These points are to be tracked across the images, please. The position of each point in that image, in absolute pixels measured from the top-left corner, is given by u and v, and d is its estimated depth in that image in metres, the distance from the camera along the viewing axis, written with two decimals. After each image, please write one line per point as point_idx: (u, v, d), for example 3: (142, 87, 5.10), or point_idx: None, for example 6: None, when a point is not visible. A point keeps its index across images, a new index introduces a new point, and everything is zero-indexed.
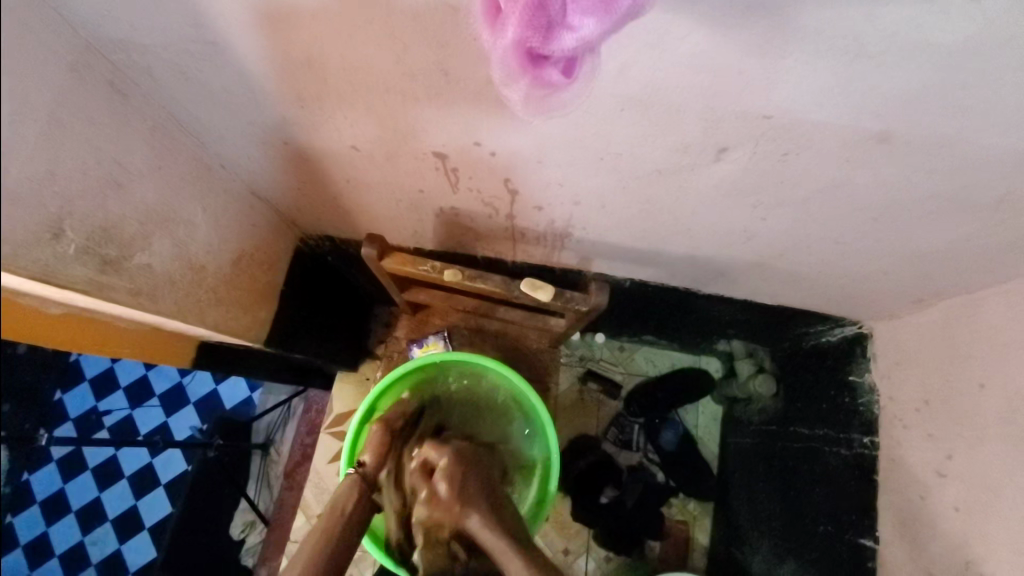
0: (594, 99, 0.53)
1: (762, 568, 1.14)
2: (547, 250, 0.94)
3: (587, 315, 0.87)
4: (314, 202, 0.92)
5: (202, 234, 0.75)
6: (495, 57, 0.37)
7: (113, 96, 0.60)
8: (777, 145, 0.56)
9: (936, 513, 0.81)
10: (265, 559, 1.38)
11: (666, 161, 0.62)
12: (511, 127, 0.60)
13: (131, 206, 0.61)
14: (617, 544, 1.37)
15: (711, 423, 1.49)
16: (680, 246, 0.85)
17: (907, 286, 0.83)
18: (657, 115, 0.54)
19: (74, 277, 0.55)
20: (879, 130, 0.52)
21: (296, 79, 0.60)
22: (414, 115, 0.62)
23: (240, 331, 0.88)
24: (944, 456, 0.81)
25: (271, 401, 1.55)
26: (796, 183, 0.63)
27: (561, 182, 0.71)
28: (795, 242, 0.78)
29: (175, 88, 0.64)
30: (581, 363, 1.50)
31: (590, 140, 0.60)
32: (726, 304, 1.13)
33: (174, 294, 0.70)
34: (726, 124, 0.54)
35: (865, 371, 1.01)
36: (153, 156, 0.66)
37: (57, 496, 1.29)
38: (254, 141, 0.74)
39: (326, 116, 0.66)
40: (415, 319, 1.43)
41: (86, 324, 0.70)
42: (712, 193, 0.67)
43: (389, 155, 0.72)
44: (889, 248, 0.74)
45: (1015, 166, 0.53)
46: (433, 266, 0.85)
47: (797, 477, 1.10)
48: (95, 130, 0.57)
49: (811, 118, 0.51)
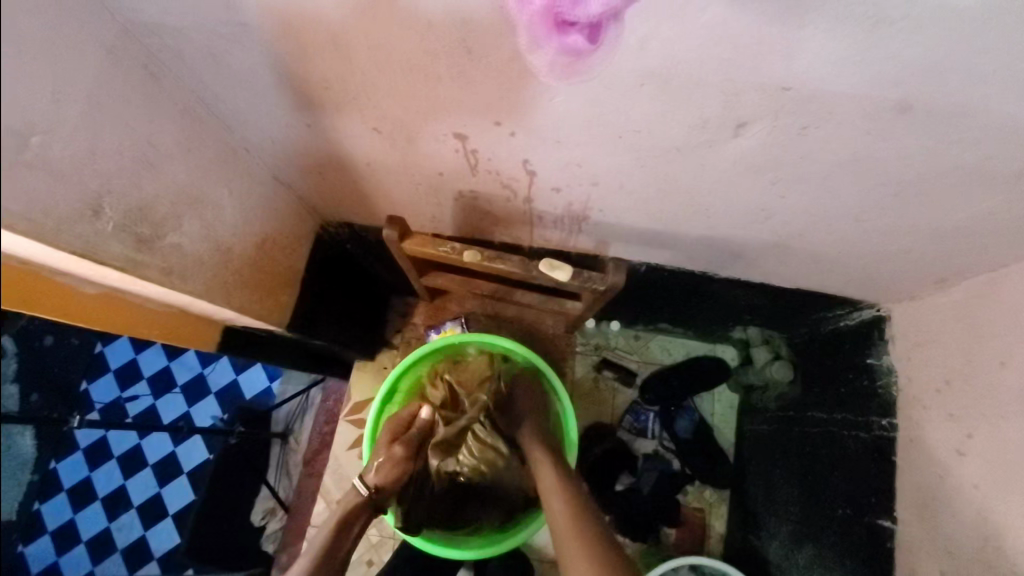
0: (613, 75, 0.54)
1: (780, 553, 1.17)
2: (564, 234, 0.95)
3: (604, 295, 0.88)
4: (334, 187, 0.94)
5: (228, 217, 0.77)
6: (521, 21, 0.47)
7: (146, 79, 0.62)
8: (795, 118, 0.56)
9: (953, 491, 0.81)
10: (284, 544, 1.42)
11: (685, 137, 0.62)
12: (531, 105, 0.61)
13: (163, 187, 0.63)
14: (633, 530, 1.39)
15: (727, 411, 1.51)
16: (696, 228, 0.85)
17: (930, 265, 0.83)
18: (676, 89, 0.55)
19: (113, 255, 0.57)
20: (899, 99, 0.52)
21: (321, 60, 0.61)
22: (436, 95, 0.63)
23: (264, 315, 0.90)
24: (964, 435, 0.81)
25: (291, 389, 1.61)
26: (816, 158, 0.63)
27: (579, 163, 0.72)
28: (814, 221, 0.78)
29: (204, 69, 0.66)
30: (596, 352, 1.52)
31: (609, 117, 0.61)
32: (744, 288, 1.13)
33: (203, 274, 0.72)
34: (746, 97, 0.54)
35: (883, 354, 1.01)
36: (183, 138, 0.68)
37: (84, 483, 1.36)
38: (279, 124, 0.76)
39: (350, 98, 0.67)
40: (433, 307, 1.45)
41: (121, 306, 0.72)
42: (730, 169, 0.67)
43: (409, 138, 0.74)
44: (909, 225, 0.74)
45: None
46: (453, 248, 0.86)
47: (815, 461, 1.11)
48: (132, 113, 0.59)
49: (830, 88, 0.51)
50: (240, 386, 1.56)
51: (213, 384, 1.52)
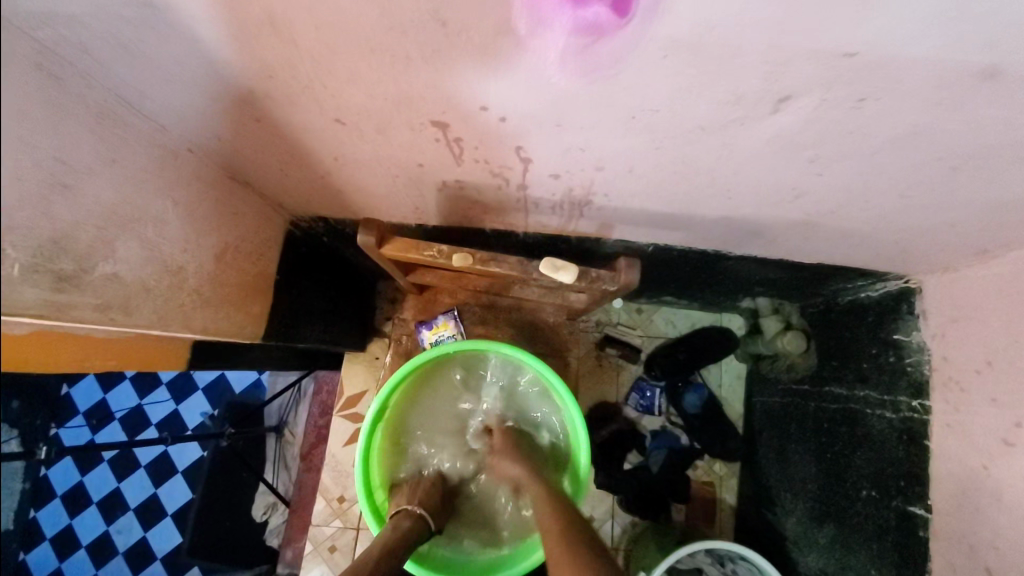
0: (628, 45, 0.42)
1: (797, 530, 1.18)
2: (564, 220, 0.85)
3: (615, 292, 0.79)
4: (299, 181, 0.82)
5: (176, 231, 0.66)
6: (519, 6, 0.40)
7: (46, 82, 0.50)
8: (856, 89, 0.46)
9: (1001, 484, 0.75)
10: (290, 538, 1.40)
11: (715, 115, 0.52)
12: (522, 88, 0.50)
13: (85, 211, 0.52)
14: (643, 507, 1.37)
15: (734, 381, 1.45)
16: (714, 209, 0.75)
17: (977, 239, 0.74)
18: (708, 61, 0.44)
19: (24, 302, 0.47)
20: (989, 66, 0.42)
21: (262, 45, 0.49)
22: (410, 80, 0.52)
23: (233, 332, 0.79)
24: (1011, 423, 0.75)
25: (281, 383, 1.53)
26: (868, 134, 0.53)
27: (582, 148, 0.61)
28: (851, 199, 0.68)
29: (116, 60, 0.54)
30: (597, 329, 1.45)
31: (621, 97, 0.50)
32: (759, 264, 1.04)
33: (152, 303, 0.62)
34: (795, 66, 0.43)
35: (913, 329, 0.94)
36: (104, 148, 0.56)
37: (74, 489, 1.52)
38: (219, 117, 0.64)
39: (302, 86, 0.55)
40: (423, 298, 1.20)
41: (61, 344, 0.62)
42: (761, 149, 0.57)
43: (380, 128, 0.62)
44: (960, 200, 0.65)
45: None
46: (439, 251, 0.75)
47: (836, 438, 1.09)
48: (27, 125, 0.47)
49: (906, 54, 0.41)
50: (229, 380, 1.58)
51: (198, 379, 1.57)
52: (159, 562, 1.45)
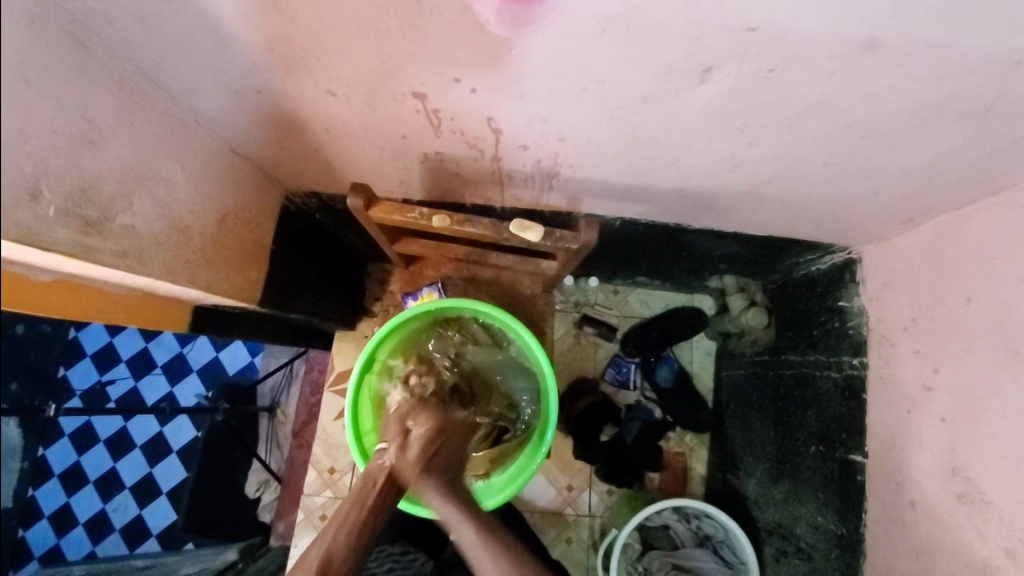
0: (569, 17, 0.51)
1: (757, 489, 1.27)
2: (536, 192, 0.94)
3: (578, 253, 0.88)
4: (294, 154, 0.90)
5: (183, 193, 0.73)
6: None
7: (75, 49, 0.57)
8: (762, 61, 0.55)
9: (922, 426, 0.84)
10: (281, 512, 1.43)
11: (652, 86, 0.60)
12: (488, 61, 0.59)
13: (106, 164, 0.60)
14: (616, 476, 1.44)
15: (705, 358, 1.54)
16: (668, 179, 0.84)
17: (899, 207, 0.84)
18: (639, 35, 0.52)
19: (58, 241, 0.54)
20: (865, 37, 0.50)
21: (264, 18, 0.57)
22: (392, 54, 0.60)
23: (232, 293, 0.86)
24: (931, 369, 0.83)
25: (274, 362, 1.59)
26: (785, 102, 0.62)
27: (544, 118, 0.70)
28: (784, 166, 0.77)
29: (134, 32, 0.61)
30: (575, 309, 1.54)
31: (573, 70, 0.59)
32: (718, 239, 1.13)
33: (162, 255, 0.69)
34: (712, 40, 0.52)
35: (854, 296, 1.03)
36: (124, 111, 0.64)
37: (71, 469, 1.59)
38: (223, 88, 0.72)
39: (300, 59, 0.63)
40: (409, 273, 1.30)
41: (80, 291, 0.68)
42: (698, 118, 0.66)
43: (366, 99, 0.70)
44: (878, 165, 0.74)
45: (1015, 64, 0.51)
46: (421, 213, 0.84)
47: (790, 402, 1.18)
48: (61, 85, 0.55)
49: (796, 29, 0.50)
50: (222, 362, 1.64)
51: (193, 361, 1.64)
52: (155, 537, 1.52)
